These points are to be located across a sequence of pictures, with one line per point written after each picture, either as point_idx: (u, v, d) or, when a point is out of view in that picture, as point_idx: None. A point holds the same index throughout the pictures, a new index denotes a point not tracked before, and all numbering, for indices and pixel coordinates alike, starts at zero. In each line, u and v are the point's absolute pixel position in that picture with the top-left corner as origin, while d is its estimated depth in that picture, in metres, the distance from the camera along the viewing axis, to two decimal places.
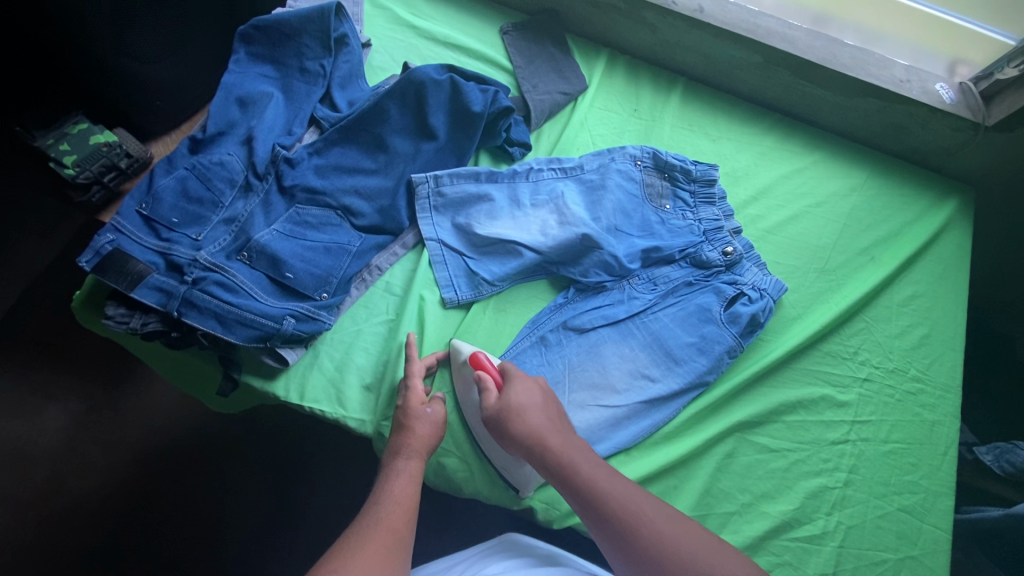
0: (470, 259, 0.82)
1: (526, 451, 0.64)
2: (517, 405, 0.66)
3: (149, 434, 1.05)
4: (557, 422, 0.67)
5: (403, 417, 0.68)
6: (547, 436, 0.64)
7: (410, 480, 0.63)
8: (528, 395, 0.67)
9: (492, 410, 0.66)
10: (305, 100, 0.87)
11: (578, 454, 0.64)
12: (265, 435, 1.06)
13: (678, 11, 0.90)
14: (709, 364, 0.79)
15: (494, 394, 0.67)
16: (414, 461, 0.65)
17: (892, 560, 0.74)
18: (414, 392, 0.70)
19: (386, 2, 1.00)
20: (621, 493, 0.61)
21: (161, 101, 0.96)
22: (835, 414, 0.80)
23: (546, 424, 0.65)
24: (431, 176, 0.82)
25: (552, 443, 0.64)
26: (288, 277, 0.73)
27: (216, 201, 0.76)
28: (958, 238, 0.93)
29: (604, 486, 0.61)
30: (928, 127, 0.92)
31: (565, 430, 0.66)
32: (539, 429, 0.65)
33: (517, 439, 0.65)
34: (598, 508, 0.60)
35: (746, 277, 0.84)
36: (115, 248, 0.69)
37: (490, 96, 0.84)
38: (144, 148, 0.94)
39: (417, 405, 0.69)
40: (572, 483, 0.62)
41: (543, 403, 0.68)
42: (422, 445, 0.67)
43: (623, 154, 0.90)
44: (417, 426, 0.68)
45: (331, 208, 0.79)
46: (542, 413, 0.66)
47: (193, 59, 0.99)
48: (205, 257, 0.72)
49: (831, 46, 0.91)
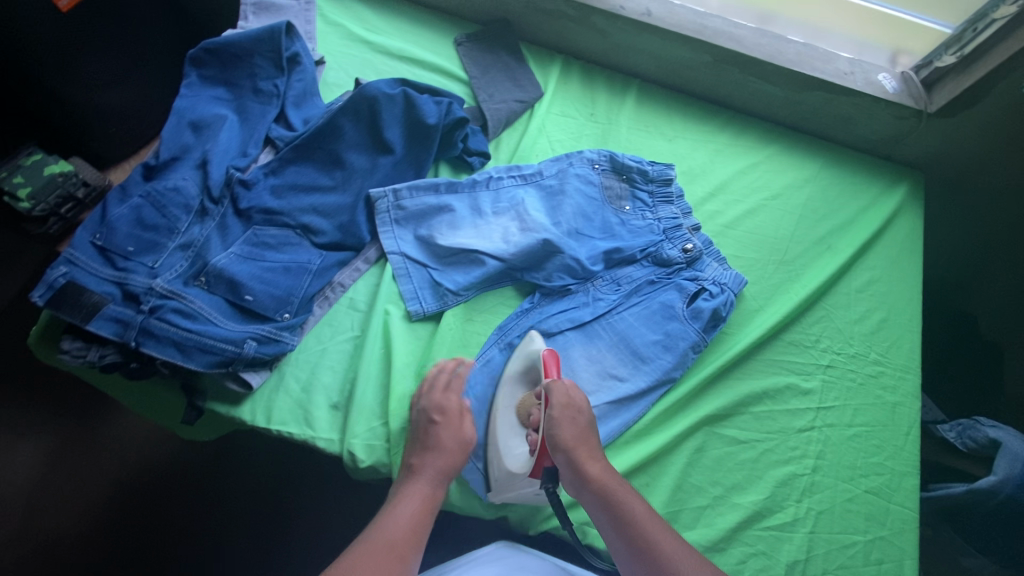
0: (435, 270, 0.82)
1: (563, 462, 0.67)
2: (572, 419, 0.70)
3: (127, 466, 1.03)
4: (595, 443, 0.70)
5: (439, 435, 0.69)
6: (591, 461, 0.67)
7: (423, 502, 0.65)
8: (581, 413, 0.71)
9: (553, 415, 0.69)
10: (259, 121, 0.87)
11: (609, 475, 0.67)
12: (247, 458, 1.05)
13: (626, 15, 0.92)
14: (675, 361, 0.80)
15: (557, 399, 0.71)
16: (429, 486, 0.66)
17: (862, 542, 0.75)
18: (454, 410, 0.71)
19: (338, 18, 1.00)
20: (649, 523, 0.64)
21: (118, 125, 0.96)
22: (800, 401, 0.82)
23: (588, 443, 0.69)
24: (389, 189, 0.82)
25: (597, 468, 0.67)
26: (248, 299, 0.73)
27: (171, 227, 0.75)
28: (911, 223, 0.95)
29: (634, 513, 0.65)
30: (874, 116, 0.94)
31: (600, 454, 0.69)
32: (579, 447, 0.68)
33: (560, 448, 0.68)
34: (626, 532, 0.64)
35: (707, 272, 0.86)
36: (68, 281, 0.68)
37: (444, 108, 0.84)
38: (102, 176, 0.94)
39: (456, 425, 0.70)
40: (605, 504, 0.66)
41: (588, 425, 0.71)
42: (444, 471, 0.67)
43: (580, 158, 0.91)
44: (451, 453, 0.68)
45: (289, 227, 0.79)
46: (583, 432, 0.69)
47: (147, 80, 0.98)
48: (161, 285, 0.71)
49: (776, 43, 0.93)
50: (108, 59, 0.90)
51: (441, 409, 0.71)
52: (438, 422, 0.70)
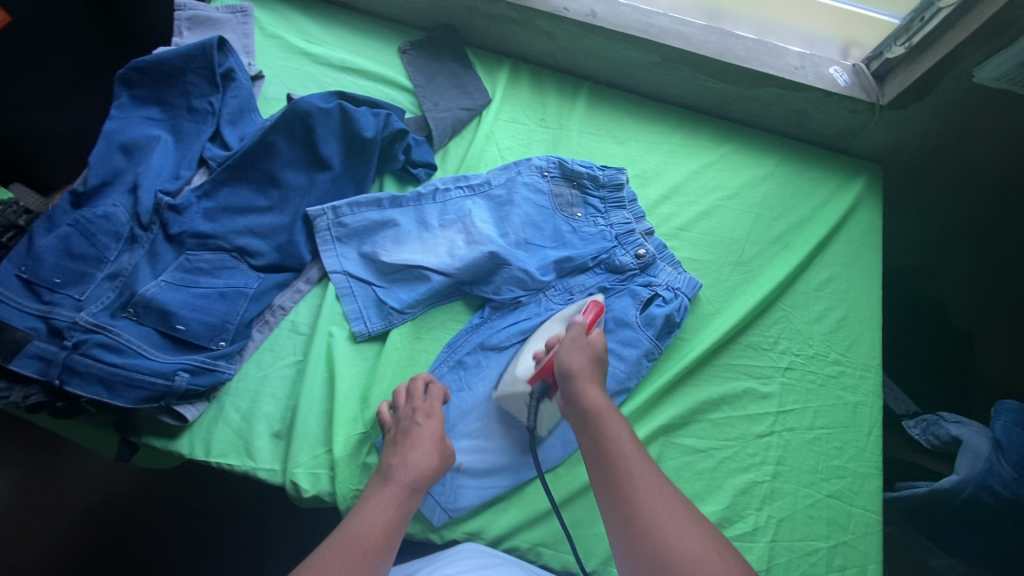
0: (380, 287, 0.80)
1: (562, 381, 0.66)
2: (582, 346, 0.68)
3: (90, 498, 0.93)
4: (599, 372, 0.67)
5: (418, 437, 0.68)
6: (589, 387, 0.65)
7: (398, 508, 0.63)
8: (593, 344, 0.69)
9: (568, 338, 0.69)
10: (194, 140, 0.84)
11: (604, 405, 0.64)
12: (220, 483, 0.94)
13: (570, 17, 0.90)
14: (629, 370, 0.78)
15: (580, 328, 0.70)
16: (403, 491, 0.64)
17: (824, 549, 0.74)
18: (438, 418, 0.71)
19: (277, 30, 0.96)
20: (632, 454, 0.61)
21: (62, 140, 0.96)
22: (759, 406, 0.80)
23: (592, 372, 0.67)
24: (328, 207, 0.79)
25: (592, 393, 0.64)
26: (180, 329, 0.70)
27: (100, 256, 0.72)
28: (869, 217, 0.94)
29: (620, 441, 0.61)
30: (827, 111, 0.92)
31: (603, 386, 0.67)
32: (580, 370, 0.66)
33: (563, 369, 0.67)
34: (605, 456, 0.60)
35: (660, 278, 0.84)
36: None
37: (381, 120, 0.82)
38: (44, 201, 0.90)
39: (437, 432, 0.70)
40: (590, 426, 0.62)
41: (594, 357, 0.68)
42: (421, 477, 0.65)
43: (529, 166, 0.89)
44: (429, 453, 0.67)
45: (225, 250, 0.76)
46: (589, 361, 0.67)
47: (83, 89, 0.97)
48: (85, 319, 0.68)
49: (724, 39, 0.91)
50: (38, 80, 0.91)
51: (428, 413, 0.71)
52: (421, 424, 0.69)
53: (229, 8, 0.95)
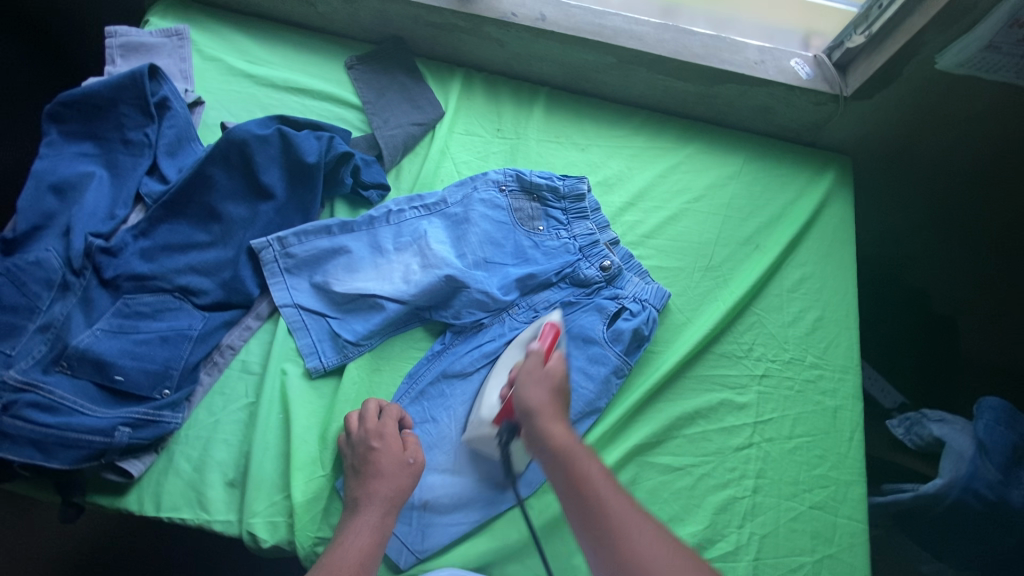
0: (335, 318, 0.76)
1: (524, 421, 0.64)
2: (538, 379, 0.66)
3: (56, 555, 0.88)
4: (561, 403, 0.66)
5: (378, 461, 0.65)
6: (550, 424, 0.63)
7: (372, 536, 0.61)
8: (551, 375, 0.67)
9: (525, 374, 0.67)
10: (130, 174, 0.80)
11: (571, 438, 0.62)
12: (193, 540, 0.90)
13: (519, 22, 0.86)
14: (597, 390, 0.75)
15: (536, 360, 0.68)
16: (379, 516, 0.62)
17: (809, 564, 0.71)
18: (392, 433, 0.68)
19: (216, 52, 0.92)
20: (602, 486, 0.59)
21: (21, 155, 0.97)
22: (736, 418, 0.77)
23: (553, 403, 0.65)
24: (272, 239, 0.75)
25: (555, 430, 0.62)
26: (118, 380, 0.66)
27: (32, 306, 0.68)
28: (840, 211, 0.91)
29: (588, 474, 0.60)
30: (791, 105, 0.89)
31: (567, 420, 0.65)
32: (541, 407, 0.64)
33: (522, 408, 0.65)
34: (575, 494, 0.59)
35: (627, 289, 0.81)
36: None
37: (324, 143, 0.78)
38: None
39: (397, 450, 0.67)
40: (560, 465, 0.61)
41: (553, 389, 0.66)
42: (391, 499, 0.64)
43: (485, 181, 0.85)
44: (393, 476, 0.65)
45: (165, 291, 0.72)
46: (549, 394, 0.66)
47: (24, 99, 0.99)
48: (13, 377, 0.63)
49: (680, 37, 0.88)
50: None
51: (379, 436, 0.67)
52: (377, 448, 0.66)
53: (164, 31, 0.91)
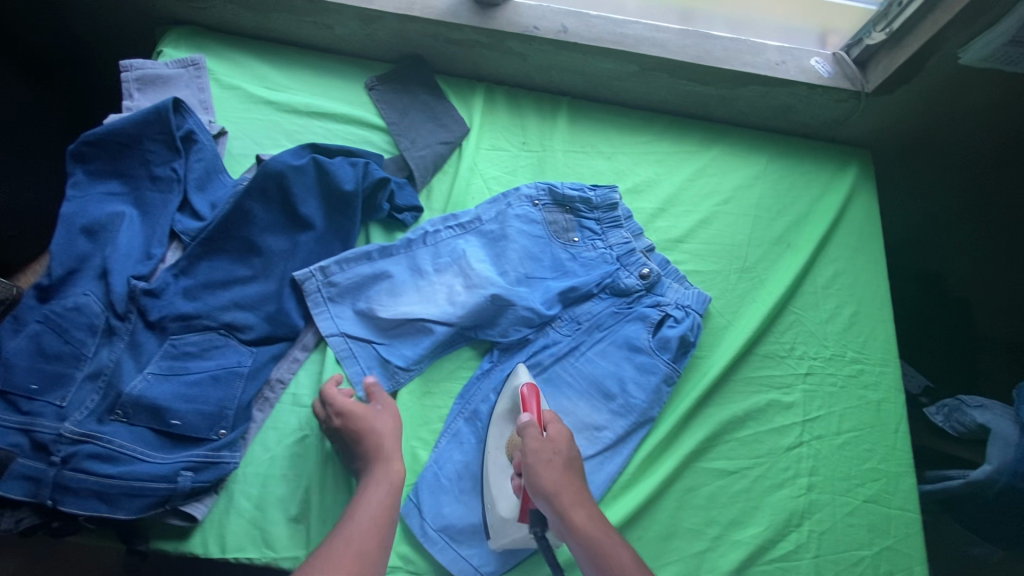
0: (382, 344, 0.76)
1: (546, 509, 0.63)
2: (547, 458, 0.65)
3: None
4: (578, 480, 0.66)
5: (353, 425, 0.67)
6: (574, 511, 0.63)
7: (386, 485, 0.64)
8: (561, 452, 0.66)
9: (531, 454, 0.65)
10: (162, 213, 0.79)
11: (595, 521, 0.63)
12: None
13: (541, 35, 0.86)
14: (649, 399, 0.75)
15: (535, 433, 0.67)
16: (385, 466, 0.65)
17: (869, 556, 0.73)
18: (347, 398, 0.69)
19: (234, 80, 0.90)
20: (635, 570, 0.61)
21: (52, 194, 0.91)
22: (785, 417, 0.78)
23: (571, 482, 0.65)
24: (315, 268, 0.75)
25: (578, 518, 0.63)
26: (175, 424, 0.66)
27: (77, 353, 0.68)
28: (866, 204, 0.92)
29: (621, 562, 0.61)
30: (812, 103, 0.90)
31: (587, 498, 0.65)
32: (560, 491, 0.63)
33: (540, 494, 0.63)
34: None
35: (669, 295, 0.81)
36: None
37: (361, 170, 0.77)
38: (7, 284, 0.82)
39: (363, 410, 0.68)
40: (592, 556, 0.61)
41: (568, 467, 0.66)
42: (386, 448, 0.66)
43: (518, 197, 0.85)
44: (375, 432, 0.67)
45: (211, 329, 0.71)
46: (564, 473, 0.65)
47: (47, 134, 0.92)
48: (70, 430, 0.63)
49: (701, 42, 0.89)
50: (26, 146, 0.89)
51: (339, 411, 0.68)
52: (341, 423, 0.67)
53: (180, 62, 0.89)
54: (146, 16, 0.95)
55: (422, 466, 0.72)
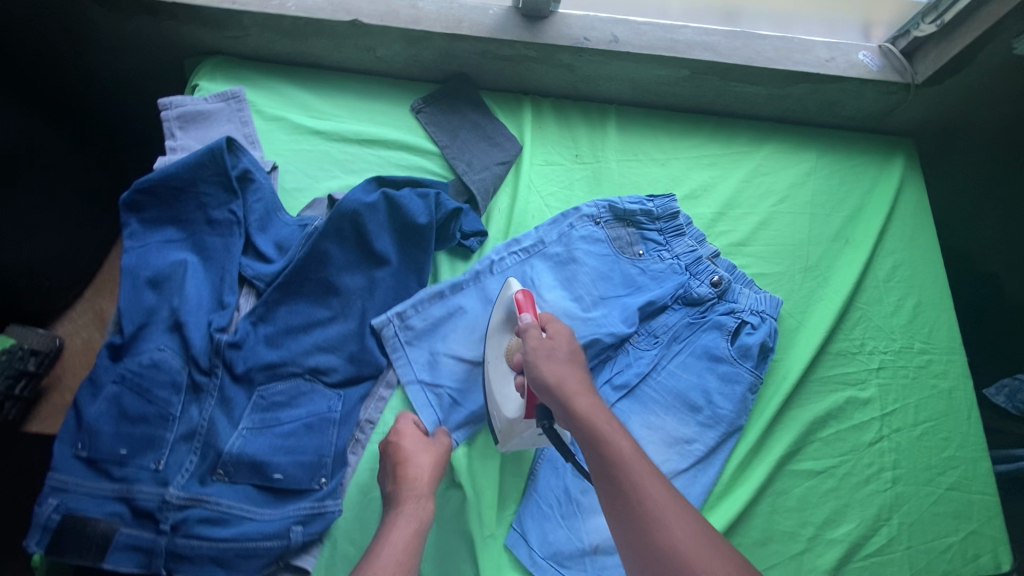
0: (455, 388, 0.74)
1: (546, 398, 0.62)
2: (545, 352, 0.64)
3: None
4: (581, 374, 0.63)
5: (401, 454, 0.66)
6: (575, 396, 0.60)
7: (415, 526, 0.61)
8: (560, 346, 0.65)
9: (530, 347, 0.65)
10: (225, 258, 0.75)
11: (597, 409, 0.59)
12: None
13: (593, 46, 0.85)
14: (736, 409, 0.76)
15: (535, 332, 0.66)
16: (423, 505, 0.63)
17: (957, 543, 0.75)
18: (407, 428, 0.68)
19: (278, 111, 0.87)
20: (633, 458, 0.56)
21: (70, 245, 0.88)
22: (863, 413, 0.80)
23: (572, 375, 0.62)
24: (393, 314, 0.73)
25: (578, 402, 0.60)
26: (278, 478, 0.65)
27: (164, 414, 0.66)
28: (917, 193, 0.93)
29: (617, 445, 0.57)
30: (861, 97, 0.91)
31: (590, 389, 0.62)
32: (559, 380, 0.61)
33: (540, 386, 0.62)
34: (607, 471, 0.56)
35: (741, 302, 0.81)
36: (64, 514, 0.62)
37: (432, 201, 0.76)
38: (49, 339, 0.84)
39: (417, 438, 0.68)
40: (587, 441, 0.58)
41: (568, 360, 0.64)
42: (428, 485, 0.64)
43: (580, 217, 0.83)
44: (421, 463, 0.65)
45: (297, 375, 0.70)
46: (565, 365, 0.63)
47: (68, 178, 0.88)
48: (176, 495, 0.62)
49: (750, 43, 0.88)
50: (62, 186, 0.87)
51: (396, 432, 0.68)
52: (394, 448, 0.66)
53: (220, 95, 0.85)
54: (174, 50, 0.91)
55: (523, 494, 0.72)
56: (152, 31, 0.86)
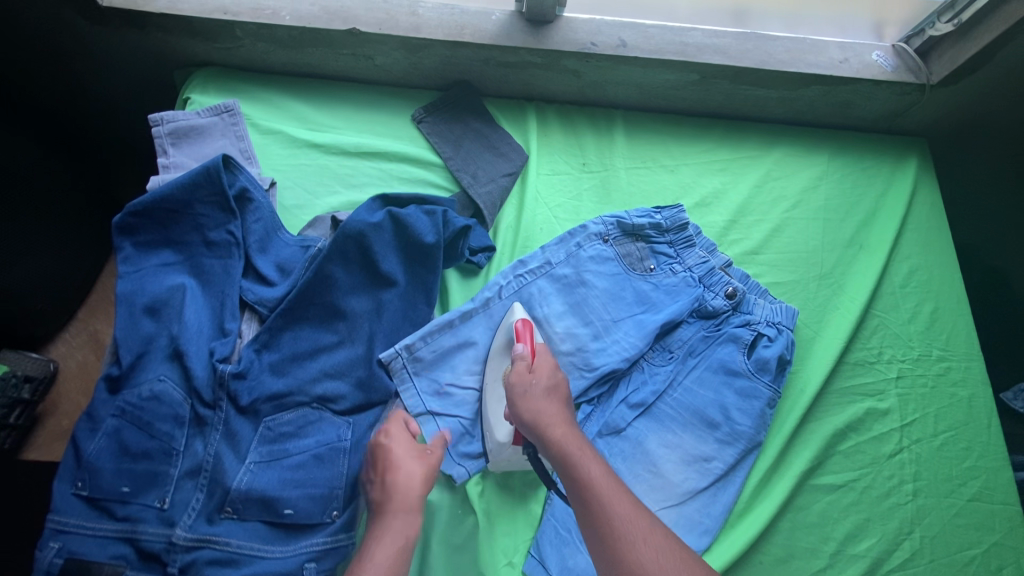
0: (468, 420, 0.72)
1: (526, 432, 0.64)
2: (525, 386, 0.65)
3: None
4: (560, 407, 0.65)
5: (389, 462, 0.64)
6: (551, 428, 0.62)
7: (399, 539, 0.60)
8: (541, 379, 0.66)
9: (512, 381, 0.66)
10: (225, 281, 0.72)
11: (573, 440, 0.62)
12: None
13: (600, 52, 0.82)
14: (755, 425, 0.74)
15: (522, 364, 0.67)
16: (410, 518, 0.62)
17: (980, 555, 0.74)
18: (398, 433, 0.66)
19: (274, 123, 0.84)
20: (605, 485, 0.58)
21: (58, 267, 0.84)
22: (882, 424, 0.79)
23: (550, 409, 0.64)
24: (400, 348, 0.71)
25: (554, 434, 0.62)
26: (288, 514, 0.63)
27: (167, 449, 0.64)
28: (931, 195, 0.91)
29: (588, 474, 0.59)
30: (874, 98, 0.88)
31: (568, 421, 0.64)
32: (537, 415, 0.63)
33: (520, 421, 0.64)
34: (580, 499, 0.58)
35: (757, 313, 0.78)
36: (66, 558, 0.60)
37: (440, 219, 0.74)
38: (43, 364, 0.82)
39: (408, 444, 0.65)
40: (562, 471, 0.60)
41: (548, 392, 0.66)
42: (416, 498, 0.63)
43: (587, 236, 0.81)
44: (409, 473, 0.63)
45: (304, 404, 0.67)
46: (544, 399, 0.65)
47: (58, 197, 0.84)
48: (183, 537, 0.60)
49: (761, 45, 0.85)
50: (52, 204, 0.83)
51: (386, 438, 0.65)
52: (383, 453, 0.64)
53: (212, 108, 0.81)
54: (164, 62, 0.87)
55: (539, 519, 0.71)
56: (138, 42, 0.82)
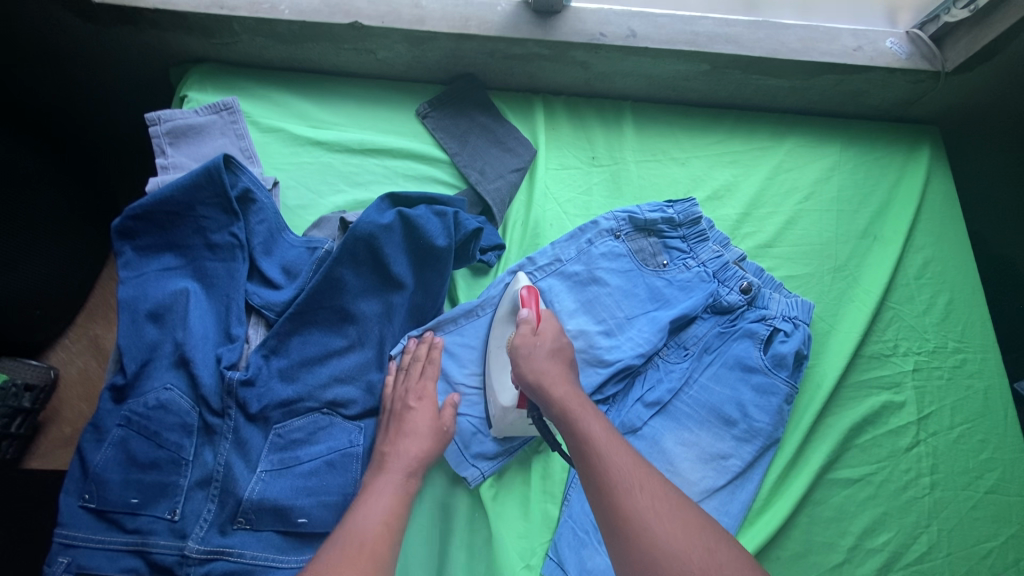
0: (479, 420, 0.70)
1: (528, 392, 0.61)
2: (527, 345, 0.62)
3: None
4: (564, 369, 0.62)
5: (408, 419, 0.64)
6: (551, 385, 0.59)
7: (395, 496, 0.58)
8: (543, 339, 0.63)
9: (513, 344, 0.63)
10: (229, 284, 0.70)
11: (574, 398, 0.59)
12: None
13: (610, 42, 0.79)
14: (773, 421, 0.73)
15: (528, 330, 0.64)
16: (409, 479, 0.60)
17: (997, 547, 0.74)
18: (427, 390, 0.66)
19: (275, 121, 0.81)
20: (605, 442, 0.55)
21: (57, 273, 0.82)
22: (899, 418, 0.78)
23: (551, 369, 0.61)
24: (408, 340, 0.71)
25: (555, 391, 0.59)
26: (302, 523, 0.61)
27: (176, 459, 0.62)
28: (944, 184, 0.90)
29: (590, 431, 0.56)
30: (888, 86, 0.87)
31: (571, 380, 0.61)
32: (538, 373, 0.60)
33: (522, 381, 0.62)
34: (580, 456, 0.55)
35: (773, 308, 0.77)
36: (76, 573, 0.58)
37: (451, 221, 0.72)
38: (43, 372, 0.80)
39: (428, 402, 0.65)
40: (563, 428, 0.58)
41: (551, 352, 0.62)
42: (420, 461, 0.62)
43: (598, 232, 0.79)
44: (423, 436, 0.63)
45: (314, 410, 0.66)
46: (545, 359, 0.62)
47: (54, 199, 0.82)
48: (195, 550, 0.59)
49: (774, 33, 0.83)
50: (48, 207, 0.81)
51: (416, 394, 0.66)
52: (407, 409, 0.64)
53: (211, 106, 0.79)
54: (159, 59, 0.84)
55: (556, 521, 0.69)
56: (133, 39, 0.80)
